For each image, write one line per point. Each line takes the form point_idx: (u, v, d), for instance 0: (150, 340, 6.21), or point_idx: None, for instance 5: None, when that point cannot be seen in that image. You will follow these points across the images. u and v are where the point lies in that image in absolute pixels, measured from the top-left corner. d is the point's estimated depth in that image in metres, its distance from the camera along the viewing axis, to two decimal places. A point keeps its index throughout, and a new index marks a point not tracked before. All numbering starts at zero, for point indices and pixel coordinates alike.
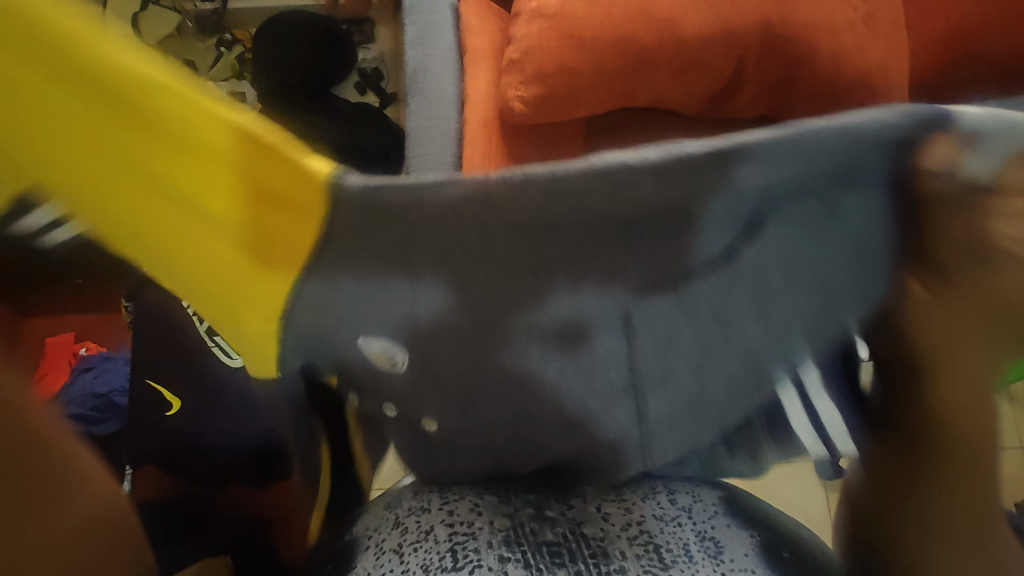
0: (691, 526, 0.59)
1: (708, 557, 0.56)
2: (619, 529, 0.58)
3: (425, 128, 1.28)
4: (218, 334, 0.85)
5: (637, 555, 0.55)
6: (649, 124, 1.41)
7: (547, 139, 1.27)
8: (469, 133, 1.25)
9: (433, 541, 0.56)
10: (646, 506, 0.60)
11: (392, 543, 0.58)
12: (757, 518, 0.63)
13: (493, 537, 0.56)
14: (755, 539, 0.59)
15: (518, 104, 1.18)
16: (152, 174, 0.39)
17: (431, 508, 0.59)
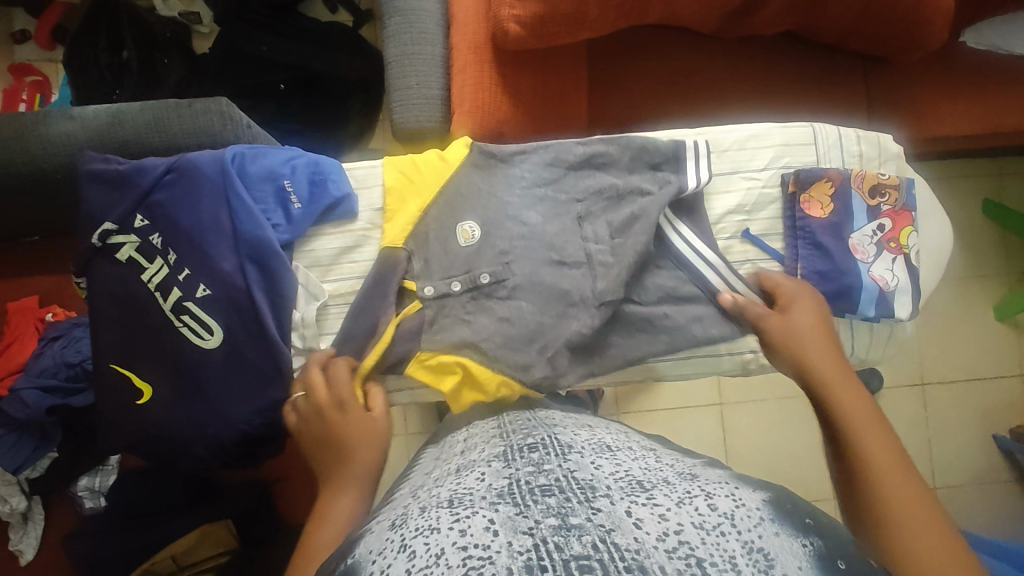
0: (736, 536, 0.47)
1: (758, 570, 0.43)
2: (654, 538, 0.45)
3: (405, 55, 1.10)
4: (187, 313, 0.75)
5: (678, 569, 0.42)
6: (659, 45, 1.25)
7: (548, 68, 1.11)
8: (456, 62, 1.07)
9: (444, 566, 0.44)
10: (682, 514, 0.49)
11: (397, 570, 0.46)
12: (812, 522, 0.51)
13: (513, 563, 0.43)
14: (813, 549, 0.47)
15: (513, 27, 1.00)
16: (405, 196, 0.83)
17: (441, 530, 0.48)
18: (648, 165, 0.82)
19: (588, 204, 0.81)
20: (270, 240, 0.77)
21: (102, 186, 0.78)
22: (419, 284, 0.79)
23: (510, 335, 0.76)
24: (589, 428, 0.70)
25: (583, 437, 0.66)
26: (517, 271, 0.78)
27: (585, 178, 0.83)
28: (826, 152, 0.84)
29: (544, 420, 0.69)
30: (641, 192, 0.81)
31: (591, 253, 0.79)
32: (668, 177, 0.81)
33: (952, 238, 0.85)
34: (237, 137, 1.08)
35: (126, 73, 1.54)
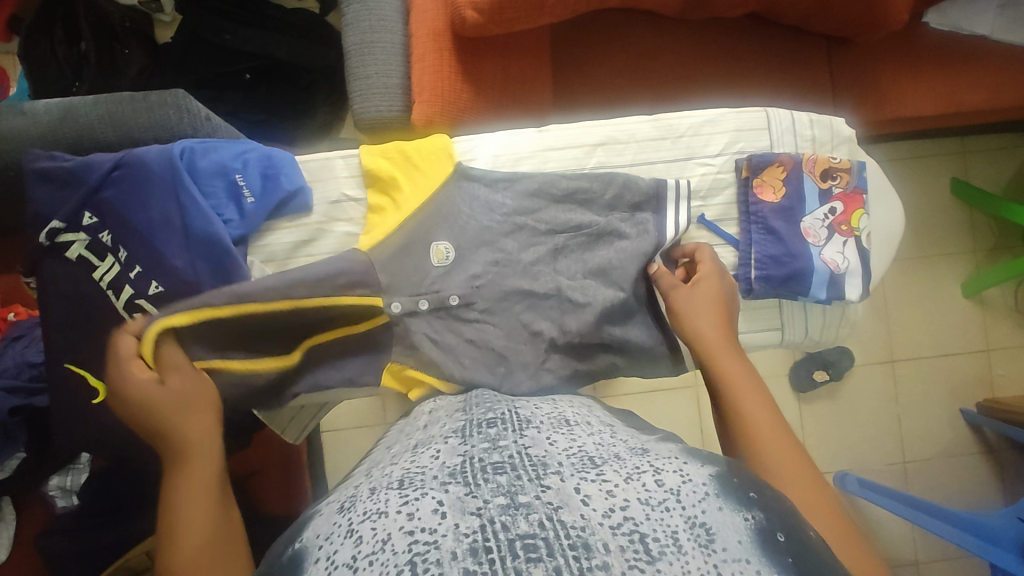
0: (681, 512, 0.48)
1: (699, 546, 0.45)
2: (599, 515, 0.47)
3: (364, 43, 1.08)
4: (138, 311, 0.74)
5: (621, 547, 0.44)
6: (624, 27, 1.25)
7: (510, 54, 1.11)
8: (415, 49, 1.05)
9: (390, 551, 0.46)
10: (629, 490, 0.50)
11: (346, 557, 0.48)
12: (755, 497, 0.51)
13: (458, 547, 0.44)
14: (754, 524, 0.48)
15: (471, 14, 0.99)
16: (382, 191, 0.82)
17: (390, 512, 0.50)
18: (628, 206, 0.82)
19: (566, 238, 0.81)
20: (222, 235, 0.76)
21: (49, 184, 0.77)
22: (385, 298, 0.76)
23: (474, 357, 0.75)
24: (551, 400, 0.71)
25: (544, 412, 0.68)
26: (487, 296, 0.77)
27: (566, 212, 0.82)
28: (779, 136, 0.85)
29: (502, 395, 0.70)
30: (618, 234, 0.81)
31: (563, 287, 0.78)
32: (648, 214, 0.81)
33: (903, 220, 0.86)
34: (194, 130, 1.07)
35: (85, 64, 1.50)
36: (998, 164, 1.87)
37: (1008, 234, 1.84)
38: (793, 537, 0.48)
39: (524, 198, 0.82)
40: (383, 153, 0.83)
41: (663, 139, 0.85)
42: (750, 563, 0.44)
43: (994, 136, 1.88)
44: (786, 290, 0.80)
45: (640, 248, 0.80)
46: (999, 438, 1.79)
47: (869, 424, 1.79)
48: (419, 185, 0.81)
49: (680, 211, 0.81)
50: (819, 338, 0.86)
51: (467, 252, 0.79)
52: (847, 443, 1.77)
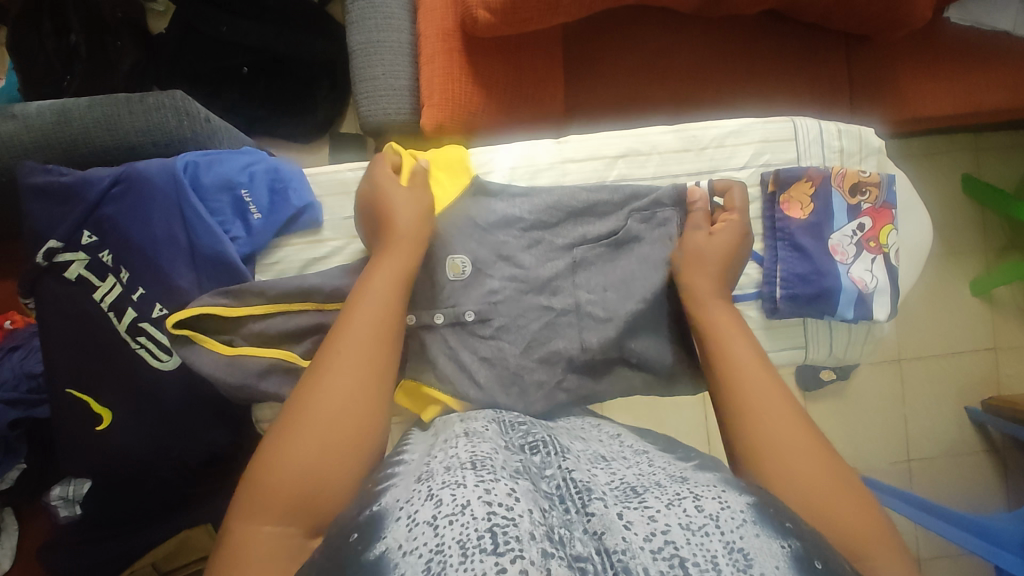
0: (719, 536, 0.45)
1: (737, 570, 0.42)
2: (640, 539, 0.45)
3: (371, 42, 1.04)
4: (142, 335, 0.72)
5: (662, 571, 0.42)
6: (638, 26, 1.20)
7: (522, 53, 1.06)
8: (424, 51, 1.02)
9: (469, 516, 0.45)
10: (670, 514, 0.47)
11: (425, 516, 0.47)
12: (790, 526, 0.47)
13: (535, 531, 0.45)
14: (790, 552, 0.44)
15: (482, 15, 0.95)
16: None
17: (468, 484, 0.49)
18: (646, 205, 0.80)
19: (585, 251, 0.79)
20: (230, 255, 0.72)
21: (44, 200, 0.73)
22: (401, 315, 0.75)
23: (488, 374, 0.72)
24: (580, 439, 0.68)
25: (580, 447, 0.65)
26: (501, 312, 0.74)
27: (583, 220, 0.80)
28: (806, 148, 0.81)
29: (540, 421, 0.69)
30: (636, 239, 0.79)
31: (582, 302, 0.76)
32: (671, 220, 0.79)
33: (932, 233, 0.84)
34: (194, 133, 1.03)
35: (75, 57, 1.44)
36: (1012, 162, 1.84)
37: (1019, 232, 1.82)
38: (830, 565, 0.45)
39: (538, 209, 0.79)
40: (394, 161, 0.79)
41: (686, 151, 0.82)
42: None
43: (1008, 133, 1.84)
44: (811, 310, 0.77)
45: (659, 251, 0.78)
46: (1004, 437, 1.79)
47: (875, 424, 1.78)
48: (434, 195, 0.78)
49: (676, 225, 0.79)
50: (842, 355, 0.84)
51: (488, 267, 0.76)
52: (852, 443, 1.76)
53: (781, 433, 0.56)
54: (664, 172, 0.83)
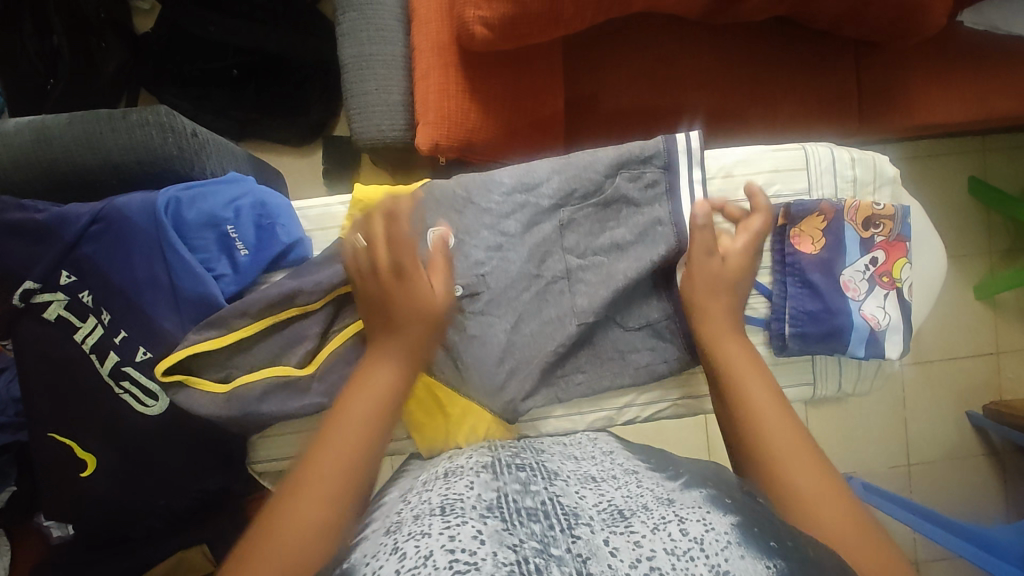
0: (704, 561, 0.44)
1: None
2: (626, 565, 0.44)
3: (364, 55, 0.99)
4: (125, 379, 0.69)
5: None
6: (641, 33, 1.16)
7: (521, 66, 1.02)
8: (419, 66, 0.97)
9: (432, 568, 0.43)
10: (656, 540, 0.46)
11: (389, 571, 0.45)
12: (774, 545, 0.46)
13: (499, 572, 0.42)
14: (777, 571, 0.43)
15: (479, 30, 0.91)
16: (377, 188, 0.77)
17: (432, 533, 0.47)
18: (635, 164, 0.78)
19: (570, 213, 0.78)
20: (216, 297, 0.70)
21: (20, 238, 0.69)
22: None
23: (476, 376, 0.74)
24: (575, 462, 0.67)
25: (569, 467, 0.65)
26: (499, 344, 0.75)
27: (573, 184, 0.77)
28: (817, 178, 0.78)
29: (532, 445, 0.71)
30: (626, 201, 0.78)
31: (572, 267, 0.77)
32: (659, 182, 0.78)
33: (945, 265, 0.81)
34: (183, 149, 0.99)
35: (58, 61, 1.39)
36: (1019, 164, 1.80)
37: None
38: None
39: (535, 238, 0.77)
40: (362, 205, 0.76)
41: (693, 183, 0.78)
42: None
43: (1017, 135, 1.81)
44: (822, 345, 0.75)
45: (653, 217, 0.77)
46: (1004, 442, 1.78)
47: (876, 431, 1.77)
48: (414, 220, 0.75)
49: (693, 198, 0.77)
50: (850, 390, 0.82)
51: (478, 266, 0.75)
52: (852, 449, 1.75)
53: (798, 471, 0.56)
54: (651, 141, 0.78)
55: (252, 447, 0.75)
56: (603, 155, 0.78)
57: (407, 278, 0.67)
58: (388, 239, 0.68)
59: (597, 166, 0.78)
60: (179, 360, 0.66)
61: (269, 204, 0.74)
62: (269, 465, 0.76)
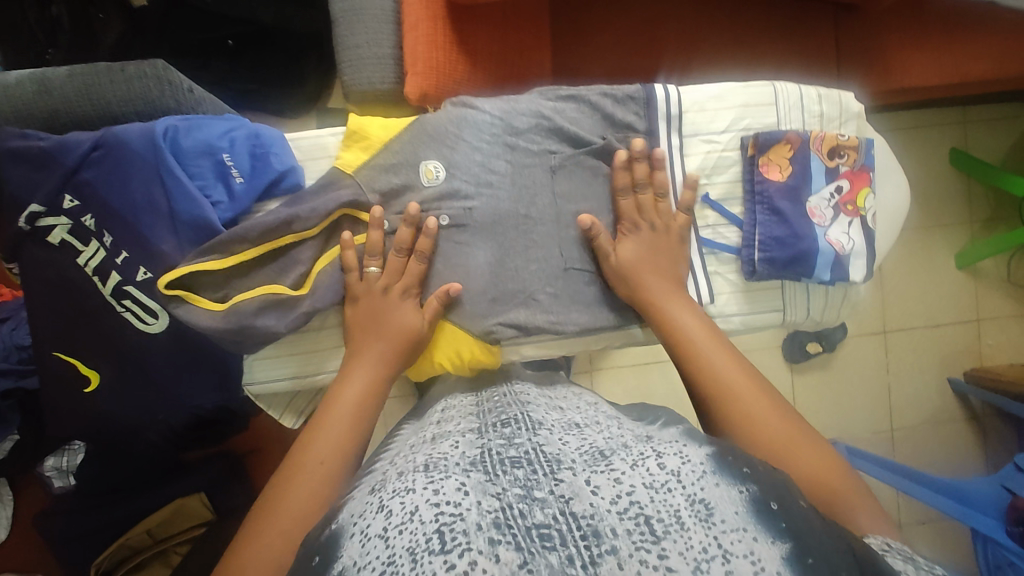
0: (681, 491, 0.47)
1: (699, 521, 0.44)
2: (607, 502, 0.46)
3: (354, 7, 1.03)
4: (127, 298, 0.73)
5: (629, 530, 0.44)
6: None
7: (506, 21, 1.06)
8: (408, 18, 1.01)
9: (418, 522, 0.46)
10: (635, 476, 0.49)
11: (378, 529, 0.48)
12: (747, 471, 0.51)
13: (482, 520, 0.45)
14: (748, 495, 0.47)
15: None
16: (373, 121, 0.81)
17: (417, 489, 0.50)
18: (617, 107, 0.81)
19: (556, 150, 0.80)
20: (212, 220, 0.73)
21: (23, 165, 0.73)
22: (375, 216, 0.78)
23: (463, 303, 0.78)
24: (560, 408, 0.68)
25: (553, 416, 0.65)
26: (484, 270, 0.78)
27: (555, 122, 0.80)
28: (786, 112, 0.82)
29: (519, 399, 0.69)
30: (609, 138, 0.80)
31: (561, 209, 0.80)
32: (638, 120, 0.80)
33: (908, 197, 0.85)
34: (178, 101, 1.02)
35: (57, 29, 1.42)
36: (998, 135, 1.84)
37: (1005, 205, 1.83)
38: (787, 507, 0.48)
39: (520, 172, 0.80)
40: (356, 136, 0.80)
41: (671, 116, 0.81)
42: (748, 531, 0.44)
43: (998, 105, 1.84)
44: (790, 269, 0.78)
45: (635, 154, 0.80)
46: (985, 407, 1.82)
47: (859, 395, 1.81)
48: (404, 151, 0.79)
49: (674, 146, 0.80)
50: (818, 317, 0.86)
51: (632, 165, 0.77)
52: (838, 413, 1.79)
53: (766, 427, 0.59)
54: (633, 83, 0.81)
55: (247, 371, 0.78)
56: (586, 96, 0.81)
57: (404, 307, 0.74)
58: (401, 269, 0.75)
59: (579, 107, 0.81)
60: (181, 276, 0.69)
61: (264, 136, 0.77)
62: (263, 388, 0.79)
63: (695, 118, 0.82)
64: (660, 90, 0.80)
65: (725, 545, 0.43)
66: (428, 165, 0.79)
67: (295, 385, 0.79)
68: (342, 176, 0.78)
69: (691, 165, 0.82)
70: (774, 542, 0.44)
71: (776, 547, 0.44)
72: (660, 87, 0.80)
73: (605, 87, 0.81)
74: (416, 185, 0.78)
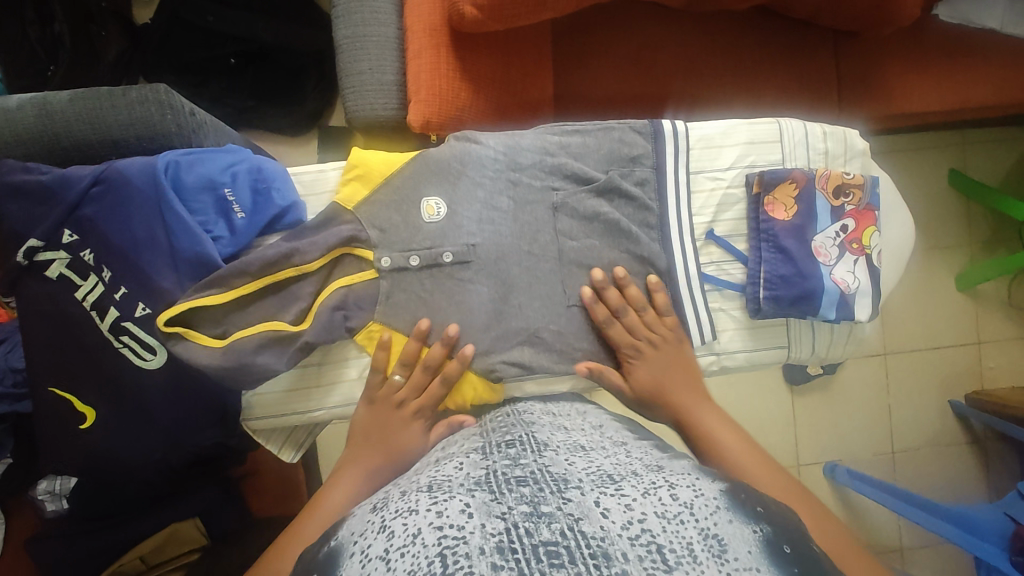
0: (694, 523, 0.47)
1: (712, 556, 0.44)
2: (618, 527, 0.46)
3: (357, 36, 1.03)
4: (125, 334, 0.72)
5: (640, 556, 0.43)
6: (629, 22, 1.20)
7: (510, 48, 1.06)
8: (411, 47, 1.02)
9: (420, 545, 0.46)
10: (647, 504, 0.50)
11: (378, 551, 0.48)
12: (761, 510, 0.51)
13: (485, 544, 0.45)
14: (761, 534, 0.48)
15: (469, 10, 0.94)
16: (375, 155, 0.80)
17: (420, 511, 0.51)
18: (624, 143, 0.80)
19: (562, 187, 0.80)
20: (212, 256, 0.72)
21: (23, 200, 0.72)
22: (376, 254, 0.76)
23: (465, 342, 0.76)
24: (564, 426, 0.70)
25: (559, 435, 0.66)
26: (488, 311, 0.77)
27: (561, 160, 0.80)
28: (791, 150, 0.82)
29: (523, 419, 0.71)
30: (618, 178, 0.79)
31: (565, 247, 0.79)
32: (644, 158, 0.80)
33: (912, 235, 0.85)
34: (179, 127, 1.01)
35: (59, 49, 1.42)
36: (999, 159, 1.84)
37: (1005, 228, 1.84)
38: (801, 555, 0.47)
39: (522, 208, 0.79)
40: (355, 171, 0.79)
41: (680, 153, 0.80)
42: (761, 572, 0.44)
43: (997, 129, 1.85)
44: (797, 308, 0.78)
45: (641, 193, 0.79)
46: (986, 430, 1.81)
47: (860, 418, 1.80)
48: (407, 183, 0.78)
49: (681, 184, 0.80)
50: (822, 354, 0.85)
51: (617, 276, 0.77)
52: (838, 435, 1.78)
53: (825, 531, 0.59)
54: (640, 120, 0.81)
55: (248, 406, 0.78)
56: (592, 133, 0.81)
57: (410, 429, 0.72)
58: (422, 387, 0.74)
59: (585, 143, 0.81)
60: (181, 312, 0.69)
61: (268, 172, 0.77)
62: (263, 423, 0.79)
63: (701, 156, 0.81)
64: (667, 127, 0.80)
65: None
66: (431, 201, 0.78)
67: (294, 420, 0.79)
68: (341, 211, 0.77)
69: (698, 202, 0.82)
70: None
71: None
72: (668, 123, 0.80)
73: (612, 123, 0.81)
74: (418, 222, 0.77)
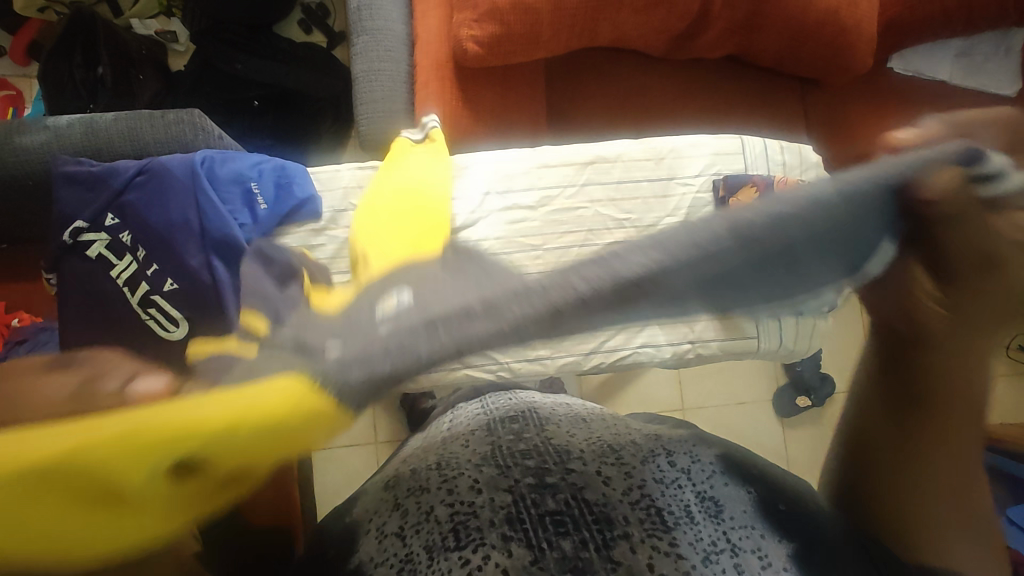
0: (691, 487, 0.54)
1: (709, 516, 0.52)
2: (619, 493, 0.53)
3: (371, 70, 1.17)
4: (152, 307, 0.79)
5: (640, 519, 0.50)
6: (617, 65, 1.34)
7: (507, 84, 1.20)
8: (420, 80, 1.15)
9: (433, 521, 0.52)
10: (646, 471, 0.55)
11: (393, 527, 0.54)
12: (757, 471, 0.58)
13: (495, 516, 0.51)
14: (754, 495, 0.54)
15: (472, 46, 1.08)
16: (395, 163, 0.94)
17: (431, 489, 0.55)
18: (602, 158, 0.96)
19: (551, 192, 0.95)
20: (237, 239, 0.81)
21: (76, 187, 0.82)
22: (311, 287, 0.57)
23: None
24: (566, 406, 0.77)
25: (561, 412, 0.74)
26: None
27: (547, 170, 0.95)
28: (752, 161, 0.95)
29: (526, 401, 0.77)
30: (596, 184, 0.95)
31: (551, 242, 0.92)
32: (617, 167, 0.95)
33: None
34: (208, 146, 1.12)
35: (100, 88, 1.56)
36: None
37: None
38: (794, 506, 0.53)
39: (514, 208, 0.94)
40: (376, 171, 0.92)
41: (648, 161, 0.95)
42: (755, 528, 0.51)
43: None
44: None
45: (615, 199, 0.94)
46: None
47: None
48: None
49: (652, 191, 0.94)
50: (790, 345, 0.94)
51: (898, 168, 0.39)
52: None
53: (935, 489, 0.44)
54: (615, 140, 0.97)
55: None
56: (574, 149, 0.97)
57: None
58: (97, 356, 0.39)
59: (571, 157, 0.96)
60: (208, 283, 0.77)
61: (289, 170, 0.89)
62: None
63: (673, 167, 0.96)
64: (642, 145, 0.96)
65: (734, 539, 0.50)
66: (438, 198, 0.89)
67: None
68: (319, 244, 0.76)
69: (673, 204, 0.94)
70: (781, 540, 0.50)
71: (785, 545, 0.50)
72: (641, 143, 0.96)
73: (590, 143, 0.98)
74: None
